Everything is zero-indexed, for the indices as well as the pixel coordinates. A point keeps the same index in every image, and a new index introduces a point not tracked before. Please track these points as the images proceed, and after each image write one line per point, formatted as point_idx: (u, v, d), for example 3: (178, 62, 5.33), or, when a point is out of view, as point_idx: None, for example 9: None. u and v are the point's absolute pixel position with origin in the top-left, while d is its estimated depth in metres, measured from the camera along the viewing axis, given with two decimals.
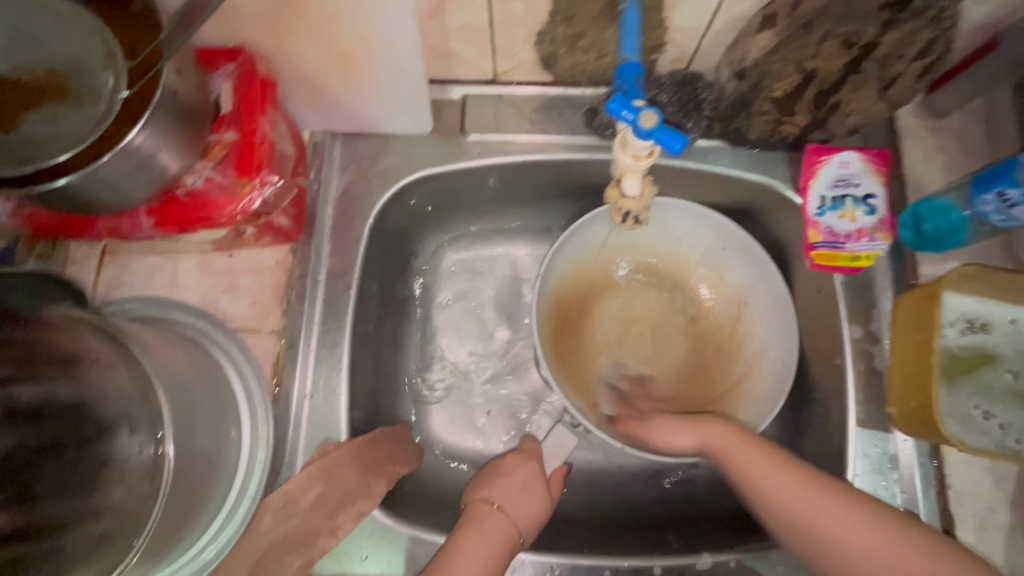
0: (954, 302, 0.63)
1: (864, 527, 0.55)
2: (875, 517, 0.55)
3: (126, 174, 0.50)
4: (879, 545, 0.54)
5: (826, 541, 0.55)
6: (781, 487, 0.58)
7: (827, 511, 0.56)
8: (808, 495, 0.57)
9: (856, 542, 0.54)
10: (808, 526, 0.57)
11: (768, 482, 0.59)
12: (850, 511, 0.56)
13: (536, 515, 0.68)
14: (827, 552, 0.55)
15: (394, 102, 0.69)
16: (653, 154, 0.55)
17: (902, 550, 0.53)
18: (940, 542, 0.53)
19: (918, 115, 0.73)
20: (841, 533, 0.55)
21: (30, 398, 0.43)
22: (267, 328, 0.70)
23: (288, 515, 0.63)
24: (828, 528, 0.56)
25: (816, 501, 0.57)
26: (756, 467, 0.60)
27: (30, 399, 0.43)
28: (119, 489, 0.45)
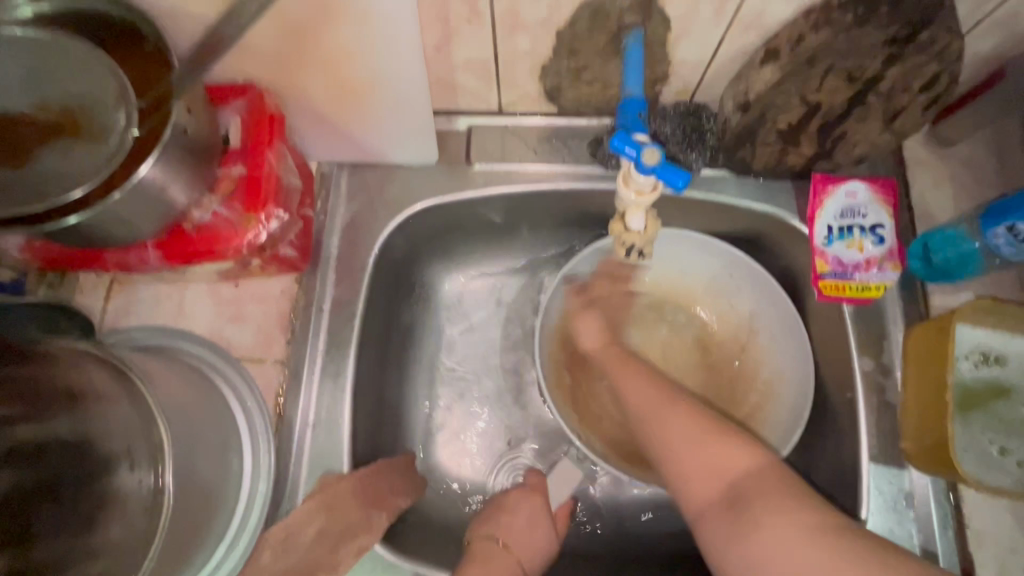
0: (966, 334, 0.62)
1: (682, 409, 0.59)
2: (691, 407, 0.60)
3: (136, 209, 0.50)
4: (689, 422, 0.57)
5: (648, 420, 0.60)
6: (632, 381, 0.66)
7: (655, 402, 0.61)
8: (652, 387, 0.64)
9: (672, 418, 0.58)
10: (640, 412, 0.62)
11: (624, 383, 0.67)
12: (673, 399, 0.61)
13: (541, 550, 0.67)
14: (653, 429, 0.59)
15: (400, 133, 0.70)
16: (657, 189, 0.55)
17: (709, 428, 0.56)
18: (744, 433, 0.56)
19: (925, 144, 0.73)
20: (666, 413, 0.59)
21: (25, 438, 0.43)
22: (271, 358, 0.70)
23: (287, 550, 0.60)
24: (656, 408, 0.61)
25: (653, 393, 0.63)
26: (621, 373, 0.68)
27: (26, 437, 0.43)
28: (119, 527, 0.45)
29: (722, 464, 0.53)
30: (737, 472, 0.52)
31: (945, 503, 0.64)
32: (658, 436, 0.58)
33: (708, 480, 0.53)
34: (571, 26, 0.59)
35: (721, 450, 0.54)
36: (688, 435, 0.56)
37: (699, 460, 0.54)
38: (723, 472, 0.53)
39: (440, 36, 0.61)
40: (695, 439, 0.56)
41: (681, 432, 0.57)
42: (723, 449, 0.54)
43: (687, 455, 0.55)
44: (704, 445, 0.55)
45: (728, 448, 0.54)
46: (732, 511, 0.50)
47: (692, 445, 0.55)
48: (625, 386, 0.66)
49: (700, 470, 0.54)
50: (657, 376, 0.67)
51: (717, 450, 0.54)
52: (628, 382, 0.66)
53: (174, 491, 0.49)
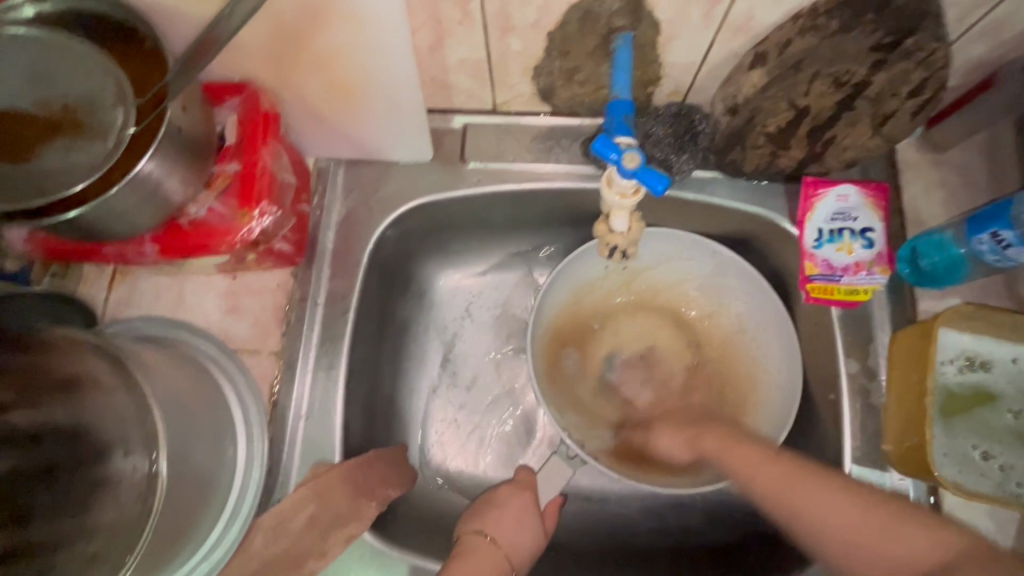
0: (951, 339, 0.62)
1: (833, 496, 0.52)
2: (851, 489, 0.52)
3: (133, 204, 0.52)
4: (855, 518, 0.50)
5: (794, 517, 0.53)
6: (736, 449, 0.60)
7: (799, 483, 0.54)
8: (783, 471, 0.55)
9: (821, 498, 0.52)
10: (775, 503, 0.54)
11: (718, 453, 0.62)
12: (818, 477, 0.54)
13: (529, 549, 0.66)
14: (804, 526, 0.52)
15: (394, 132, 0.71)
16: (639, 192, 0.56)
17: (881, 518, 0.49)
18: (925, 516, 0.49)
19: (918, 148, 0.73)
20: (820, 505, 0.52)
21: (22, 424, 0.45)
22: (266, 349, 0.72)
23: (278, 536, 0.64)
24: (804, 491, 0.53)
25: (795, 476, 0.54)
26: (725, 451, 0.61)
27: (19, 425, 0.45)
28: (112, 510, 0.46)
29: (898, 557, 0.47)
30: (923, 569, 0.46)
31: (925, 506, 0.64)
32: (812, 526, 0.51)
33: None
34: (562, 27, 0.60)
35: (892, 543, 0.48)
36: (848, 528, 0.50)
37: (871, 544, 0.49)
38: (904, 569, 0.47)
39: (432, 37, 0.62)
40: (881, 539, 0.48)
41: (789, 491, 0.53)
42: (899, 549, 0.47)
43: (853, 542, 0.49)
44: (888, 543, 0.48)
45: (923, 539, 0.47)
46: None
47: (843, 512, 0.50)
48: (715, 450, 0.62)
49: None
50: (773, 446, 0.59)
51: (895, 546, 0.48)
52: (734, 454, 0.60)
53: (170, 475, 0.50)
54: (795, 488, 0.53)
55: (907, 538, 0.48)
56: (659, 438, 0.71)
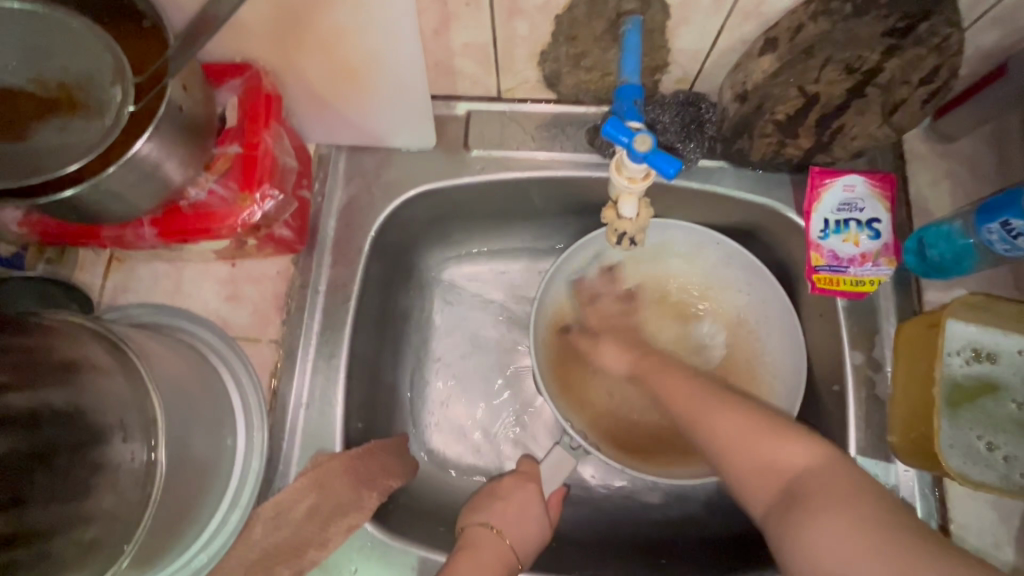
0: (958, 330, 0.62)
1: (738, 417, 0.55)
2: (749, 408, 0.56)
3: (131, 185, 0.51)
4: (744, 425, 0.54)
5: (697, 427, 0.57)
6: (676, 382, 0.64)
7: (713, 401, 0.58)
8: (706, 392, 0.60)
9: (720, 415, 0.56)
10: (692, 419, 0.58)
11: (662, 387, 0.65)
12: (724, 396, 0.58)
13: (534, 539, 0.65)
14: (704, 437, 0.56)
15: (397, 116, 0.70)
16: (650, 177, 0.55)
17: (761, 427, 0.53)
18: (806, 433, 0.52)
19: (925, 139, 0.72)
20: (721, 417, 0.55)
21: (14, 404, 0.42)
22: (265, 338, 0.71)
23: (279, 526, 0.63)
24: (708, 409, 0.57)
25: (707, 397, 0.59)
26: (666, 382, 0.65)
27: (21, 405, 0.42)
28: (112, 496, 0.46)
29: (774, 459, 0.50)
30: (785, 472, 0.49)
31: (930, 498, 0.64)
32: (708, 436, 0.55)
33: (761, 485, 0.50)
34: (570, 11, 0.59)
35: (774, 448, 0.51)
36: (738, 438, 0.53)
37: (753, 451, 0.52)
38: (775, 469, 0.50)
39: (437, 19, 0.61)
40: (762, 447, 0.51)
41: (694, 407, 0.58)
42: (773, 451, 0.51)
43: (733, 447, 0.53)
44: (769, 449, 0.51)
45: (795, 445, 0.50)
46: (791, 511, 0.46)
47: (735, 423, 0.54)
48: (665, 387, 0.64)
49: (751, 479, 0.51)
50: (699, 376, 0.64)
51: (770, 450, 0.51)
52: (666, 380, 0.65)
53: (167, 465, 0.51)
54: (703, 404, 0.58)
55: (785, 443, 0.51)
56: (603, 350, 0.76)
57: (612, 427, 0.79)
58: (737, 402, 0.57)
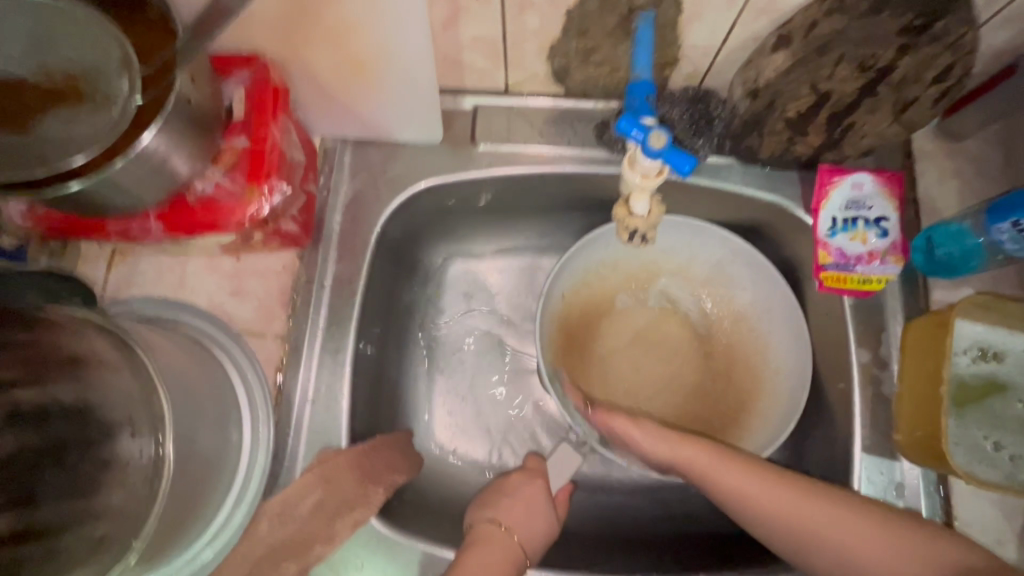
0: (967, 329, 0.62)
1: (751, 475, 0.61)
2: (838, 496, 0.58)
3: (137, 178, 0.50)
4: (848, 526, 0.56)
5: (805, 537, 0.58)
6: (737, 475, 0.61)
7: (807, 504, 0.58)
8: (790, 496, 0.59)
9: (820, 510, 0.58)
10: (779, 522, 0.59)
11: (703, 469, 0.62)
12: (801, 487, 0.59)
13: (543, 535, 0.65)
14: (810, 544, 0.57)
15: (404, 110, 0.69)
16: (663, 173, 0.54)
17: (865, 524, 0.56)
18: (894, 516, 0.57)
19: (933, 137, 0.72)
20: (821, 525, 0.57)
21: (30, 403, 0.42)
22: (271, 333, 0.70)
23: (286, 521, 0.62)
24: (800, 517, 0.58)
25: (780, 493, 0.59)
26: (716, 471, 0.62)
27: (35, 403, 0.42)
28: (119, 493, 0.45)
29: (873, 556, 0.55)
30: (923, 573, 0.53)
31: (933, 495, 0.65)
32: (722, 494, 0.61)
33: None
34: (582, 5, 0.58)
35: (863, 543, 0.56)
36: (831, 535, 0.56)
37: (856, 546, 0.56)
38: (884, 571, 0.54)
39: (447, 13, 0.60)
40: (861, 542, 0.56)
41: (784, 508, 0.58)
42: (864, 550, 0.55)
43: (835, 549, 0.56)
44: (870, 547, 0.55)
45: (884, 539, 0.55)
46: None
47: (836, 518, 0.57)
48: (726, 485, 0.61)
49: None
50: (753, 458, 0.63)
51: (870, 550, 0.55)
52: (719, 469, 0.62)
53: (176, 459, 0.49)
54: (798, 504, 0.58)
55: (878, 538, 0.55)
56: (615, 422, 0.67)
57: None
58: (823, 488, 0.59)
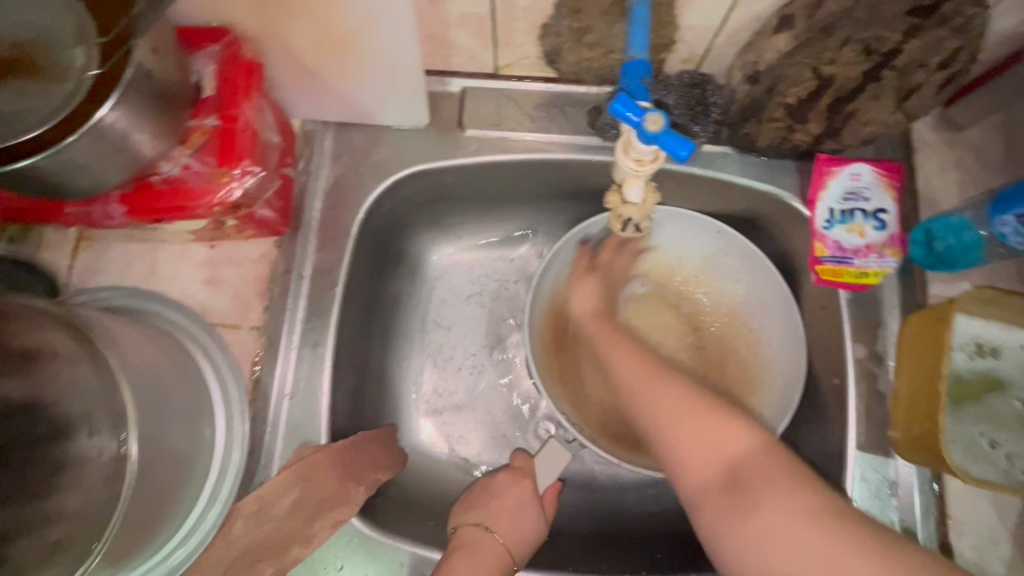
0: (965, 326, 0.60)
1: (674, 388, 0.57)
2: (685, 384, 0.57)
3: (96, 156, 0.47)
4: (685, 408, 0.54)
5: (636, 401, 0.58)
6: (624, 359, 0.64)
7: (657, 381, 0.58)
8: (650, 372, 0.60)
9: (666, 394, 0.56)
10: (647, 407, 0.57)
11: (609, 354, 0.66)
12: (663, 374, 0.59)
13: (530, 535, 0.63)
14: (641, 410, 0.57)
15: (387, 91, 0.66)
16: (659, 158, 0.52)
17: (698, 405, 0.54)
18: (744, 416, 0.53)
19: (934, 128, 0.70)
20: (667, 407, 0.55)
21: None
22: (247, 324, 0.67)
23: (262, 521, 0.60)
24: (648, 385, 0.58)
25: (679, 400, 0.55)
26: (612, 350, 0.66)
27: None
28: (77, 496, 0.42)
29: (715, 449, 0.51)
30: (732, 459, 0.50)
31: (929, 494, 0.64)
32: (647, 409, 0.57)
33: (702, 463, 0.50)
34: None
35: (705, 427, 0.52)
36: (680, 420, 0.53)
37: (694, 433, 0.52)
38: (717, 454, 0.50)
39: None
40: (683, 416, 0.53)
41: (645, 387, 0.58)
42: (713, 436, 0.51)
43: (669, 427, 0.54)
44: (691, 429, 0.52)
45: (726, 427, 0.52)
46: (733, 496, 0.47)
47: (676, 407, 0.54)
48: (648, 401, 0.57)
49: (690, 455, 0.51)
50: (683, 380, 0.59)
51: (710, 434, 0.51)
52: (647, 384, 0.58)
53: (139, 456, 0.46)
54: (654, 388, 0.57)
55: (725, 428, 0.52)
56: (577, 289, 0.74)
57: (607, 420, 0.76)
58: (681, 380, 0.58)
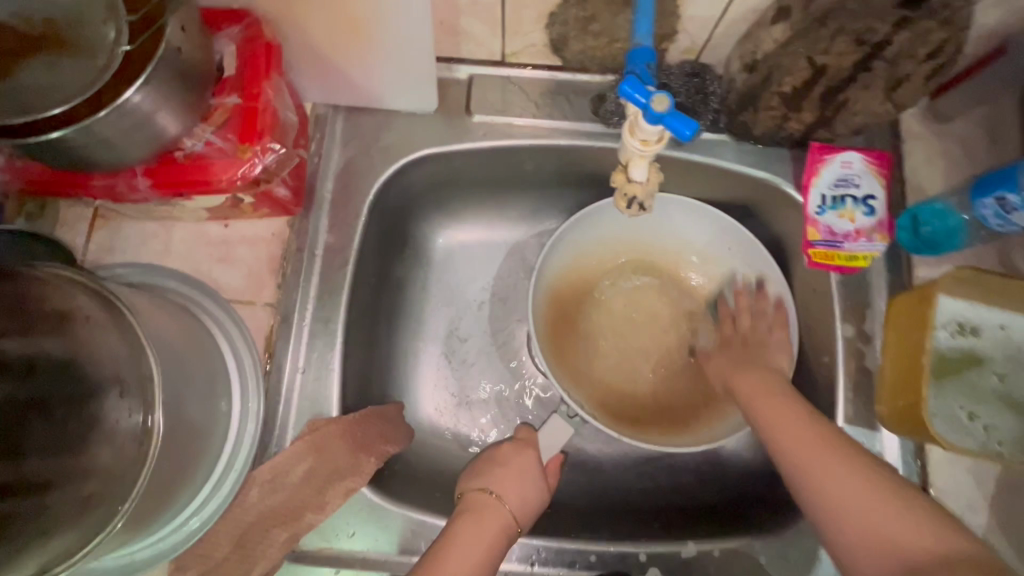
0: (948, 305, 0.63)
1: (846, 470, 0.51)
2: (859, 463, 0.52)
3: (122, 132, 0.48)
4: (861, 492, 0.49)
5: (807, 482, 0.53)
6: (786, 424, 0.58)
7: (831, 458, 0.53)
8: (826, 448, 0.54)
9: (837, 473, 0.51)
10: (818, 483, 0.52)
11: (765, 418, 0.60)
12: (839, 449, 0.53)
13: (535, 501, 0.65)
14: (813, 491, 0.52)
15: (399, 76, 0.68)
16: (663, 140, 0.54)
17: (885, 495, 0.49)
18: (936, 513, 0.47)
19: (921, 119, 0.73)
20: (839, 490, 0.51)
21: (17, 354, 0.42)
22: (261, 301, 0.69)
23: (276, 489, 0.63)
24: (825, 469, 0.52)
25: (855, 482, 0.50)
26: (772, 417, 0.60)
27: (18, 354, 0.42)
28: (107, 451, 0.44)
29: (896, 546, 0.46)
30: (913, 557, 0.45)
31: (911, 464, 0.67)
32: (814, 486, 0.52)
33: (876, 561, 0.46)
34: None
35: (883, 517, 0.47)
36: (858, 508, 0.49)
37: (871, 528, 0.48)
38: (896, 552, 0.46)
39: None
40: (870, 511, 0.48)
41: (813, 459, 0.54)
42: (887, 526, 0.47)
43: (842, 511, 0.50)
44: (869, 522, 0.48)
45: (912, 525, 0.46)
46: None
47: (855, 492, 0.50)
48: (817, 477, 0.52)
49: (865, 546, 0.47)
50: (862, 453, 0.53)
51: (888, 531, 0.47)
52: (809, 457, 0.54)
53: (166, 431, 0.47)
54: (822, 465, 0.53)
55: (904, 520, 0.47)
56: (711, 366, 0.75)
57: (606, 397, 0.80)
58: (857, 456, 0.52)
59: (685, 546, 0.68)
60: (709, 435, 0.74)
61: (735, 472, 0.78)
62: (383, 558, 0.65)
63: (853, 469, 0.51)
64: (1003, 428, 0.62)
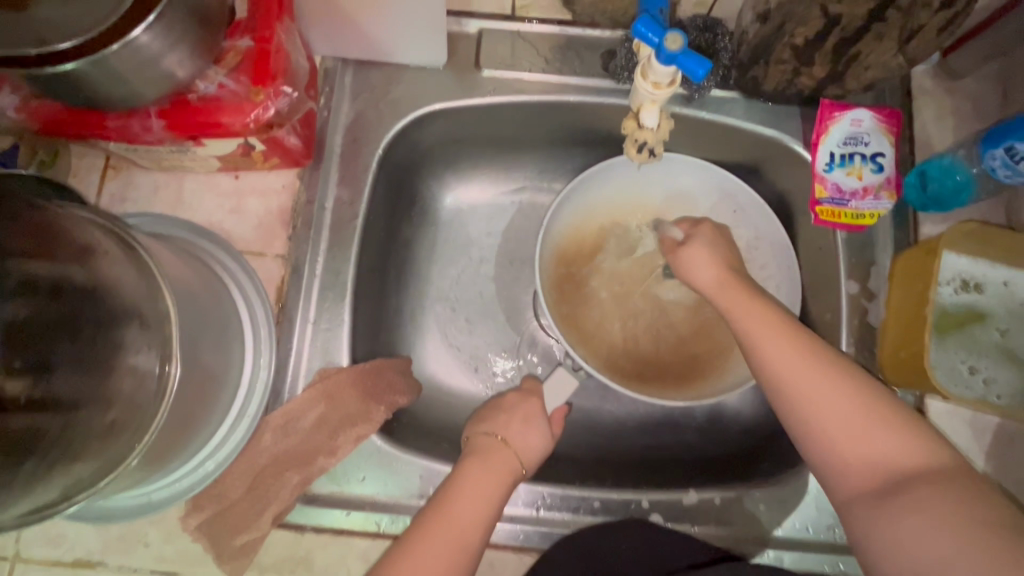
0: (951, 262, 0.65)
1: (789, 339, 0.56)
2: (795, 331, 0.57)
3: (132, 68, 0.48)
4: (797, 359, 0.54)
5: (789, 390, 0.54)
6: (767, 332, 0.57)
7: (810, 362, 0.54)
8: (805, 356, 0.54)
9: (773, 337, 0.56)
10: (756, 347, 0.57)
11: (732, 306, 0.61)
12: (841, 379, 0.53)
13: (540, 447, 0.67)
14: (795, 402, 0.53)
15: (408, 27, 0.68)
16: (674, 83, 0.56)
17: (887, 418, 0.50)
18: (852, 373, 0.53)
19: (933, 76, 0.73)
20: (774, 353, 0.56)
21: (41, 273, 0.42)
22: (271, 253, 0.70)
23: (290, 432, 0.66)
24: (803, 383, 0.53)
25: (790, 347, 0.55)
26: (739, 305, 0.61)
27: (44, 273, 0.43)
28: (130, 380, 0.44)
29: (834, 410, 0.51)
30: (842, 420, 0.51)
31: None
32: (760, 355, 0.57)
33: (833, 434, 0.51)
34: None
35: (818, 383, 0.53)
36: (795, 374, 0.54)
37: (823, 397, 0.52)
38: (839, 421, 0.51)
39: None
40: (858, 416, 0.51)
41: (750, 321, 0.59)
42: (822, 391, 0.52)
43: (784, 379, 0.54)
44: (816, 383, 0.53)
45: (836, 390, 0.52)
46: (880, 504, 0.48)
47: (793, 356, 0.55)
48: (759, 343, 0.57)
49: (814, 416, 0.52)
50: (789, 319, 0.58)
51: (819, 395, 0.52)
52: (748, 323, 0.59)
53: (178, 378, 0.48)
54: (761, 331, 0.57)
55: (834, 387, 0.52)
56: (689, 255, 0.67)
57: (610, 355, 0.81)
58: (792, 323, 0.58)
59: (687, 494, 0.69)
60: (705, 392, 0.76)
61: (735, 427, 0.79)
62: (390, 501, 0.67)
63: (783, 328, 0.57)
64: (1002, 381, 0.63)
